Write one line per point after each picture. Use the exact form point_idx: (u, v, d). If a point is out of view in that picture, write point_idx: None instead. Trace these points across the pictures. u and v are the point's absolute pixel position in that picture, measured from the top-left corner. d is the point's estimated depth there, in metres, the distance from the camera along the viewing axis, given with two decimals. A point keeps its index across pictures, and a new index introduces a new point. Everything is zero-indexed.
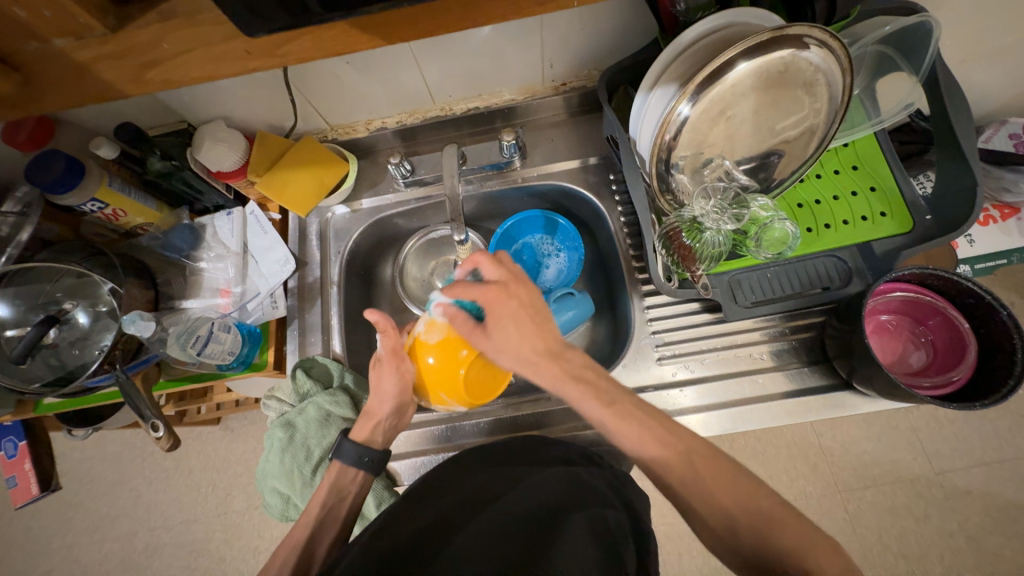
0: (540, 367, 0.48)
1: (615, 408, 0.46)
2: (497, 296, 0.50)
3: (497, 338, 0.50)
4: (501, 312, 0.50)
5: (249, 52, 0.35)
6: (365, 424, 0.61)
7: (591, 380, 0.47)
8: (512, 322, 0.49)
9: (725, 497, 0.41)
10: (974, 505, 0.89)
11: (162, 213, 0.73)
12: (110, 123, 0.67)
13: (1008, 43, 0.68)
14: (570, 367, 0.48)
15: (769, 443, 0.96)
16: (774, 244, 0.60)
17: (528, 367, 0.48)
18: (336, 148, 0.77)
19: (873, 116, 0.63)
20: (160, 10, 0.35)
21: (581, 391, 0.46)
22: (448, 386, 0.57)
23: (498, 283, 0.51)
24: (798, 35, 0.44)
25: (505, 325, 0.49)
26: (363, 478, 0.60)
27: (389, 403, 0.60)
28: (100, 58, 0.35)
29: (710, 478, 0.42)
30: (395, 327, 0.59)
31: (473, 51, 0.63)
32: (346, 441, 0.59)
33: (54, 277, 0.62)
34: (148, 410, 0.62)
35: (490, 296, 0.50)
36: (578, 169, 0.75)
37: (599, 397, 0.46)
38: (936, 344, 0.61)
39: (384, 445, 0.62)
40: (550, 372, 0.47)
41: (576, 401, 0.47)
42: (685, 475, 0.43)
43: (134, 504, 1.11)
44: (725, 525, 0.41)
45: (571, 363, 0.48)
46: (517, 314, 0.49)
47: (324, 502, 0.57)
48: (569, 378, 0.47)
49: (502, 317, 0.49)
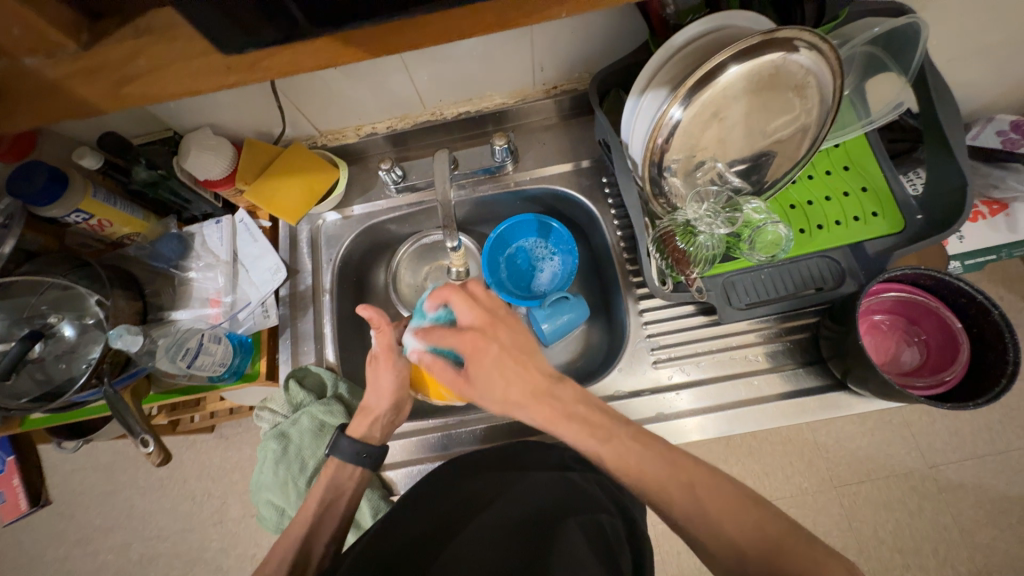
0: (528, 408, 0.50)
1: (610, 441, 0.47)
2: (475, 342, 0.52)
3: (478, 384, 0.52)
4: (484, 358, 0.51)
5: (228, 67, 0.34)
6: (361, 421, 0.61)
7: (584, 415, 0.49)
8: (497, 367, 0.51)
9: (728, 523, 0.41)
10: (967, 498, 0.90)
11: (149, 223, 0.72)
12: (93, 132, 0.66)
13: (995, 41, 0.68)
14: (560, 405, 0.49)
15: (766, 440, 0.96)
16: (767, 246, 0.60)
17: (518, 408, 0.50)
18: (326, 154, 0.76)
19: (863, 117, 0.62)
20: (136, 25, 0.34)
21: (575, 428, 0.48)
22: (445, 383, 0.60)
23: (478, 327, 0.53)
24: (789, 39, 0.44)
25: (489, 371, 0.51)
26: (360, 474, 0.59)
27: (385, 400, 0.60)
28: (74, 76, 0.34)
29: (716, 508, 0.42)
30: (389, 323, 0.60)
31: (463, 55, 0.62)
32: (343, 438, 0.58)
33: (37, 290, 0.60)
34: (137, 426, 0.61)
35: (469, 341, 0.52)
36: (571, 172, 0.75)
37: (593, 432, 0.47)
38: (929, 344, 0.61)
39: (382, 441, 0.61)
40: (543, 412, 0.49)
41: (572, 440, 0.48)
42: (687, 502, 0.43)
43: (128, 514, 1.10)
44: (732, 553, 0.40)
45: (562, 401, 0.50)
46: (499, 358, 0.51)
47: (322, 498, 0.57)
48: (562, 417, 0.49)
49: (487, 364, 0.51)
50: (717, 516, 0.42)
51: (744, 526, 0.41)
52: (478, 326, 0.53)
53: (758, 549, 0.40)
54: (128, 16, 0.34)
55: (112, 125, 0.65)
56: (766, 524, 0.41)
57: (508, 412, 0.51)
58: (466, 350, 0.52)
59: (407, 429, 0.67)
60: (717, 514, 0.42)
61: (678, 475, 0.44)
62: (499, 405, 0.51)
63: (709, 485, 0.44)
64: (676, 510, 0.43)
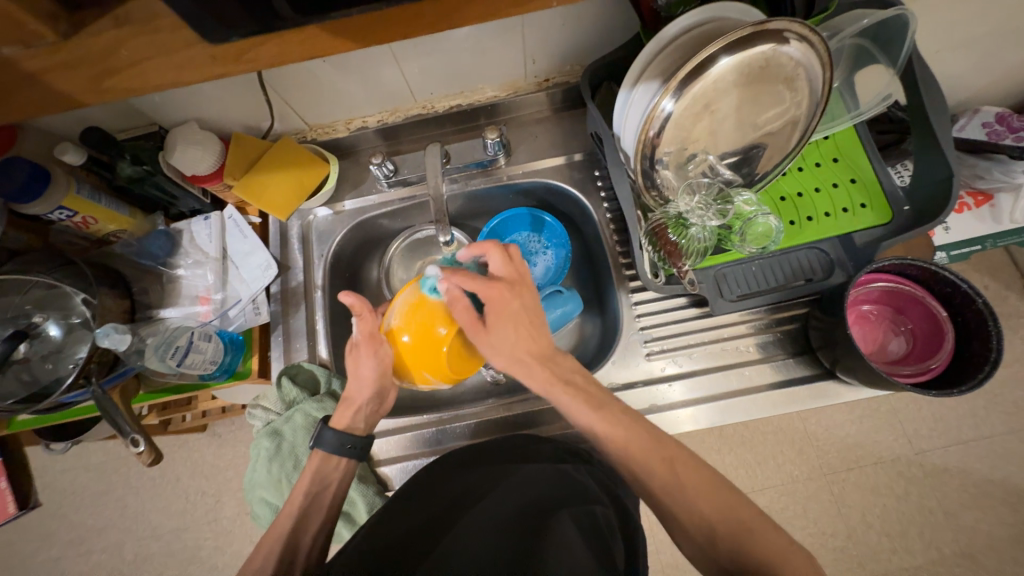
0: (532, 370, 0.54)
1: (604, 414, 0.50)
2: (501, 292, 0.54)
3: (494, 335, 0.54)
4: (506, 312, 0.54)
5: (214, 58, 0.33)
6: (345, 412, 0.60)
7: (578, 383, 0.54)
8: (512, 324, 0.54)
9: (703, 501, 0.44)
10: (951, 483, 0.92)
11: (136, 219, 0.71)
12: (77, 126, 0.64)
13: (981, 32, 0.69)
14: (559, 370, 0.54)
15: (758, 429, 0.98)
16: (759, 238, 0.59)
17: (520, 366, 0.54)
18: (316, 148, 0.75)
19: (852, 109, 0.64)
20: (116, 15, 0.33)
21: (571, 397, 0.52)
22: (429, 361, 0.55)
23: (504, 281, 0.56)
24: (779, 30, 0.44)
25: (507, 324, 0.54)
26: (346, 464, 0.59)
27: (368, 391, 0.59)
28: (52, 68, 0.33)
29: (692, 487, 0.45)
30: (372, 310, 0.58)
31: (453, 47, 0.62)
32: (325, 430, 0.58)
33: (20, 290, 0.59)
34: (127, 426, 0.60)
35: (496, 293, 0.54)
36: (563, 166, 0.75)
37: (589, 401, 0.51)
38: (916, 332, 0.62)
39: (366, 432, 0.61)
40: (542, 375, 0.54)
41: (565, 406, 0.52)
42: (667, 476, 0.45)
43: (121, 514, 1.09)
44: (705, 532, 0.43)
45: (560, 368, 0.55)
46: (516, 317, 0.54)
47: (309, 489, 0.56)
48: (559, 382, 0.53)
49: (508, 317, 0.54)
50: (696, 501, 0.44)
51: (718, 505, 0.43)
52: (506, 280, 0.56)
53: (730, 526, 0.42)
54: (106, 5, 0.33)
55: (94, 119, 0.64)
56: (741, 510, 0.43)
57: (509, 370, 0.55)
58: (491, 299, 0.54)
59: (402, 424, 0.67)
60: (691, 494, 0.44)
61: (661, 450, 0.47)
62: (505, 360, 0.54)
63: (690, 468, 0.46)
64: (655, 482, 0.46)
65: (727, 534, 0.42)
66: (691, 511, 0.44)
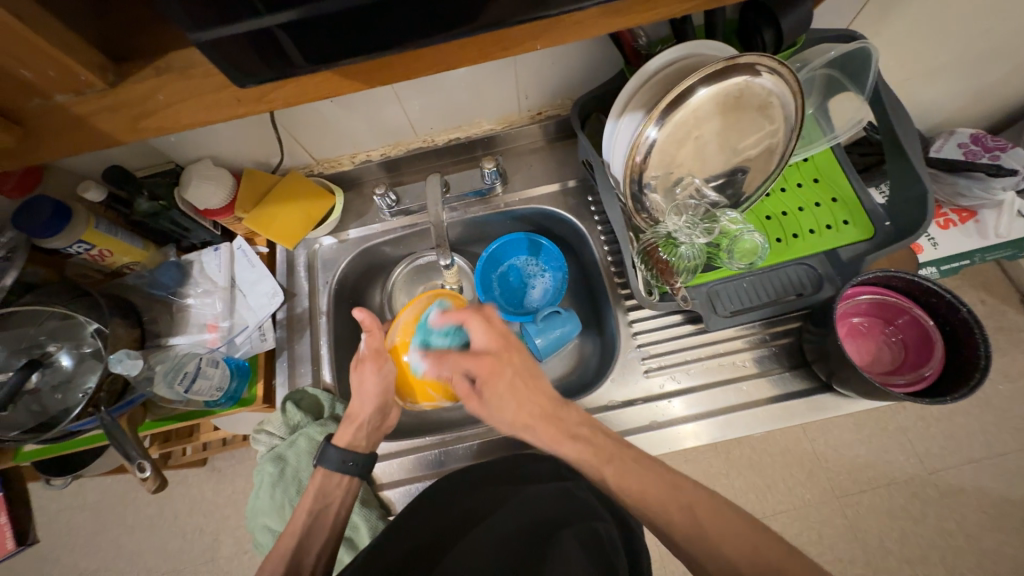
0: (538, 429, 0.53)
1: (615, 464, 0.49)
2: (492, 366, 0.54)
3: (493, 404, 0.54)
4: (499, 380, 0.54)
5: (239, 100, 0.37)
6: (347, 428, 0.60)
7: (587, 436, 0.51)
8: (510, 390, 0.54)
9: (727, 545, 0.42)
10: (969, 503, 0.90)
11: (149, 252, 0.73)
12: (98, 167, 0.68)
13: (946, 60, 0.73)
14: (565, 427, 0.52)
15: (764, 451, 0.97)
16: (746, 254, 0.63)
17: (526, 430, 0.53)
18: (323, 181, 0.79)
19: (828, 133, 0.67)
20: (158, 65, 0.37)
21: (578, 451, 0.51)
22: (430, 380, 0.61)
23: (491, 350, 0.55)
24: (751, 64, 0.48)
25: (503, 392, 0.54)
26: (348, 482, 0.59)
27: (370, 407, 0.60)
28: (97, 112, 0.36)
29: (714, 531, 0.43)
30: (380, 326, 0.60)
31: (453, 86, 0.66)
32: (329, 447, 0.58)
33: (36, 321, 0.61)
34: (136, 452, 0.61)
35: (485, 366, 0.54)
36: (558, 192, 0.79)
37: (596, 453, 0.50)
38: (906, 342, 0.64)
39: (368, 450, 0.61)
40: (548, 433, 0.52)
41: (575, 461, 0.51)
42: (685, 519, 0.44)
43: (116, 555, 1.06)
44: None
45: (565, 422, 0.53)
46: (514, 382, 0.54)
47: (311, 508, 0.56)
48: (567, 438, 0.51)
49: (501, 386, 0.54)
50: (721, 545, 0.42)
51: (741, 545, 0.42)
52: (493, 351, 0.55)
53: (753, 566, 0.40)
54: (148, 56, 0.37)
55: (116, 159, 0.68)
56: (761, 544, 0.41)
57: (516, 432, 0.54)
58: (483, 373, 0.54)
59: (404, 447, 0.67)
60: (715, 539, 0.42)
61: (678, 497, 0.45)
62: (510, 425, 0.54)
63: (710, 509, 0.44)
64: (676, 528, 0.44)
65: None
66: (715, 556, 0.42)
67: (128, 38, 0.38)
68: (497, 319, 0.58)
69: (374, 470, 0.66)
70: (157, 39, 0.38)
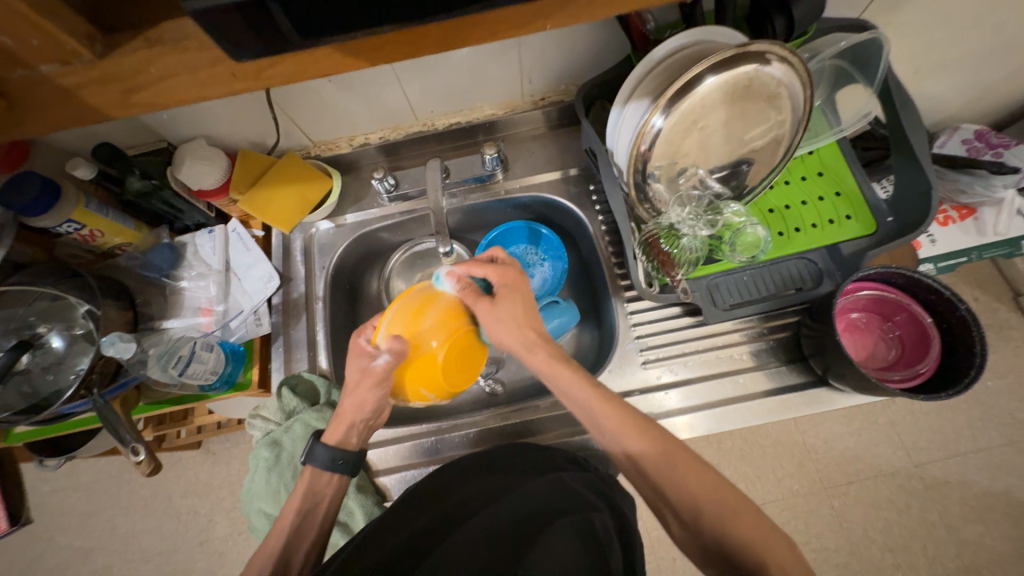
0: (537, 350, 0.55)
1: (602, 391, 0.50)
2: (513, 277, 0.59)
3: (502, 310, 0.56)
4: (514, 288, 0.58)
5: (234, 75, 0.36)
6: (337, 427, 0.60)
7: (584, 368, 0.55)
8: (523, 304, 0.58)
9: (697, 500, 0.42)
10: (953, 496, 0.92)
11: (141, 233, 0.72)
12: (88, 143, 0.66)
13: (957, 55, 0.72)
14: (565, 354, 0.55)
15: (755, 442, 0.98)
16: (747, 247, 0.62)
17: (527, 345, 0.55)
18: (320, 163, 0.77)
19: (835, 125, 0.66)
20: (148, 36, 0.35)
21: (577, 373, 0.53)
22: (426, 375, 0.56)
23: (513, 266, 0.61)
24: (760, 52, 0.47)
25: (518, 302, 0.57)
26: (338, 481, 0.59)
27: (366, 410, 0.60)
28: (85, 85, 0.35)
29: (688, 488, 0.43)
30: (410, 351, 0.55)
31: (454, 69, 0.65)
32: (318, 446, 0.58)
33: (26, 301, 0.60)
34: (129, 435, 0.60)
35: (506, 274, 0.59)
36: (559, 180, 0.77)
37: (594, 382, 0.52)
38: (903, 338, 0.64)
39: (360, 447, 0.61)
40: (545, 356, 0.55)
41: (574, 388, 0.52)
42: (660, 468, 0.44)
43: (110, 535, 1.07)
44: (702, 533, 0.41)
45: (564, 352, 0.56)
46: (527, 297, 0.58)
47: (299, 507, 0.56)
48: (567, 363, 0.54)
49: (519, 295, 0.58)
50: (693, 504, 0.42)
51: (707, 493, 0.42)
52: (513, 266, 0.60)
53: (719, 514, 0.40)
54: (139, 28, 0.35)
55: (106, 135, 0.66)
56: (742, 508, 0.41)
57: (517, 345, 0.55)
58: (501, 279, 0.59)
59: (399, 434, 0.67)
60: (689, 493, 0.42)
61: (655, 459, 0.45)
62: (511, 337, 0.56)
63: (685, 459, 0.44)
64: (651, 477, 0.44)
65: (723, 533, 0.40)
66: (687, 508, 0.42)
67: (120, 9, 0.36)
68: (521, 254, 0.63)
69: (369, 456, 0.67)
70: (148, 9, 0.36)
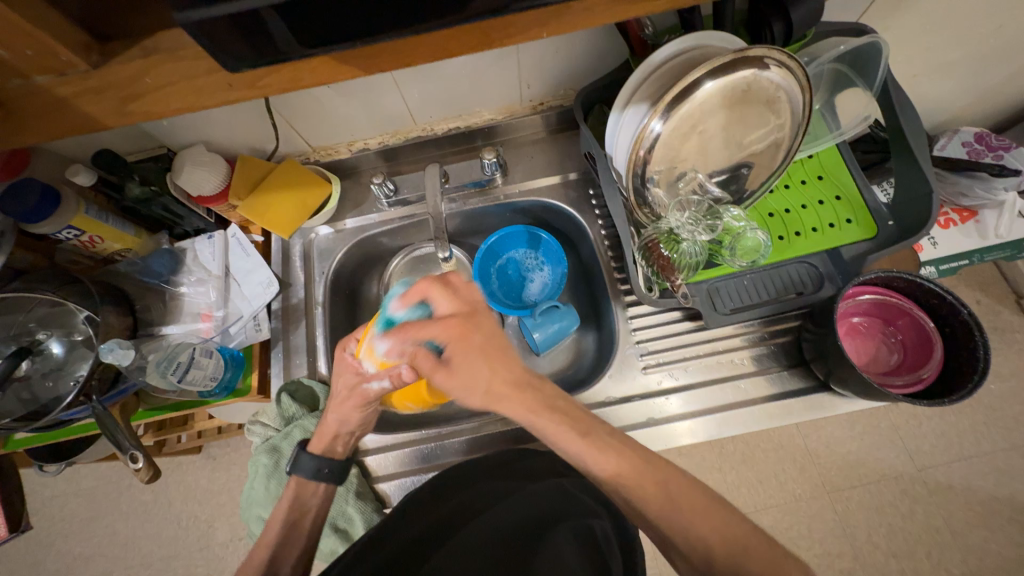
0: (511, 402, 0.46)
1: (590, 437, 0.45)
2: (459, 330, 0.48)
3: (459, 374, 0.46)
4: (467, 346, 0.47)
5: (231, 84, 0.36)
6: (322, 437, 0.60)
7: (565, 408, 0.46)
8: (480, 356, 0.47)
9: (699, 521, 0.41)
10: (957, 500, 0.91)
11: (141, 239, 0.72)
12: (88, 150, 0.67)
13: (956, 58, 0.72)
14: (543, 397, 0.47)
15: (757, 447, 0.98)
16: (747, 252, 0.63)
17: (501, 401, 0.46)
18: (319, 169, 0.77)
19: (834, 129, 0.66)
20: (145, 46, 0.35)
21: (558, 423, 0.45)
22: (412, 393, 0.58)
23: (457, 314, 0.49)
24: (759, 57, 0.47)
25: (473, 358, 0.47)
26: (324, 491, 0.59)
27: (350, 424, 0.60)
28: (81, 94, 0.35)
29: (687, 506, 0.42)
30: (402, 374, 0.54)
31: (452, 75, 0.65)
32: (301, 455, 0.58)
33: (25, 308, 0.60)
34: (128, 442, 0.60)
35: (453, 331, 0.47)
36: (559, 185, 0.77)
37: (576, 428, 0.45)
38: (905, 343, 0.64)
39: (343, 454, 0.61)
40: (523, 408, 0.46)
41: (563, 439, 0.45)
42: (660, 494, 0.42)
43: (110, 541, 1.07)
44: (699, 551, 0.40)
45: (542, 393, 0.47)
46: (483, 348, 0.47)
47: (286, 516, 0.56)
48: (545, 409, 0.46)
49: (471, 351, 0.47)
50: (689, 518, 0.41)
51: (709, 520, 0.41)
52: (458, 315, 0.48)
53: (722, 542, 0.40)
54: (135, 37, 0.36)
55: (106, 142, 0.66)
56: (739, 526, 0.41)
57: (489, 407, 0.46)
58: (448, 339, 0.47)
59: (398, 440, 0.67)
60: (687, 512, 0.42)
61: (652, 472, 0.44)
62: (480, 402, 0.46)
63: (682, 481, 0.44)
64: (648, 499, 0.42)
65: (723, 553, 0.39)
66: (683, 529, 0.41)
67: (117, 19, 0.36)
68: (463, 284, 0.51)
69: (367, 462, 0.66)
70: (142, 18, 0.36)
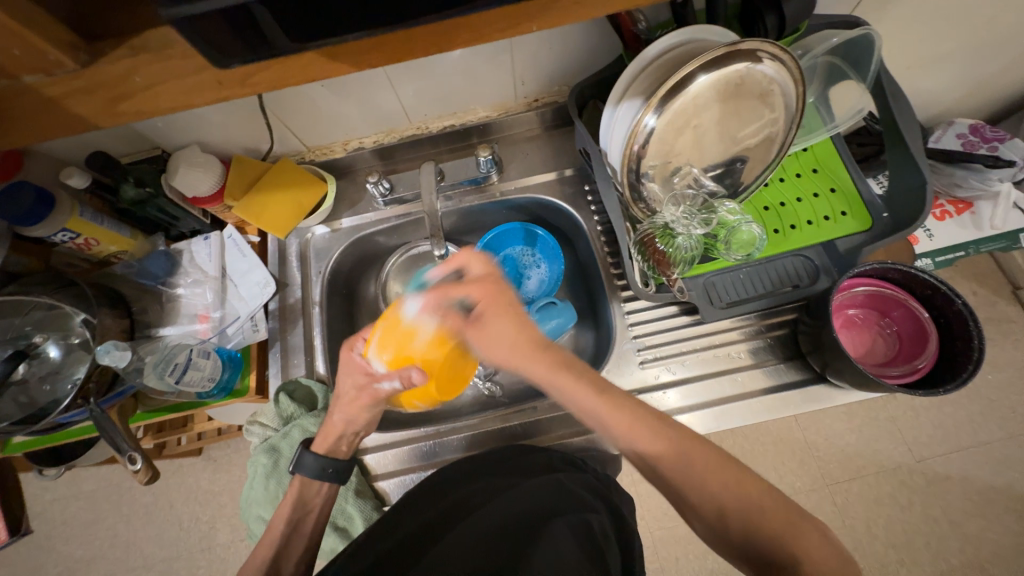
0: (534, 358, 0.47)
1: (609, 395, 0.45)
2: (490, 290, 0.51)
3: (488, 331, 0.49)
4: (497, 304, 0.50)
5: (220, 82, 0.36)
6: (326, 437, 0.60)
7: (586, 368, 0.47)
8: (510, 315, 0.50)
9: (717, 487, 0.40)
10: (954, 490, 0.92)
11: (137, 241, 0.72)
12: (83, 152, 0.66)
13: (950, 50, 0.72)
14: (566, 356, 0.48)
15: (756, 440, 0.98)
16: (743, 245, 0.63)
17: (522, 358, 0.48)
18: (315, 169, 0.77)
19: (828, 122, 0.66)
20: (133, 45, 0.35)
21: (577, 380, 0.46)
22: (421, 394, 0.56)
23: (488, 278, 0.52)
24: (752, 50, 0.47)
25: (503, 315, 0.50)
26: (328, 490, 0.60)
27: (358, 423, 0.60)
28: (71, 93, 0.35)
29: (704, 473, 0.41)
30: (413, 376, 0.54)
31: (446, 72, 0.65)
32: (306, 454, 0.58)
33: (22, 311, 0.60)
34: (126, 444, 0.60)
35: (485, 289, 0.51)
36: (554, 181, 0.77)
37: (595, 386, 0.46)
38: (901, 334, 0.64)
39: (348, 457, 0.61)
40: (544, 364, 0.47)
41: (580, 395, 0.46)
42: (679, 465, 0.41)
43: (111, 544, 1.07)
44: (717, 517, 0.40)
45: (566, 354, 0.48)
46: (512, 307, 0.50)
47: (289, 517, 0.56)
48: (566, 369, 0.47)
49: (502, 308, 0.50)
50: (705, 490, 0.41)
51: (727, 485, 0.40)
52: (491, 277, 0.52)
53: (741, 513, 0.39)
54: (123, 36, 0.35)
55: (100, 144, 0.66)
56: (756, 490, 0.41)
57: (512, 362, 0.48)
58: (480, 297, 0.51)
59: (396, 439, 0.67)
60: (702, 480, 0.41)
61: (668, 442, 0.43)
62: (504, 357, 0.49)
63: (700, 448, 0.43)
64: (667, 469, 0.42)
65: (740, 524, 0.39)
66: (704, 494, 0.40)
67: (106, 18, 0.36)
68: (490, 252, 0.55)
69: (367, 461, 0.66)
70: (131, 17, 0.36)
